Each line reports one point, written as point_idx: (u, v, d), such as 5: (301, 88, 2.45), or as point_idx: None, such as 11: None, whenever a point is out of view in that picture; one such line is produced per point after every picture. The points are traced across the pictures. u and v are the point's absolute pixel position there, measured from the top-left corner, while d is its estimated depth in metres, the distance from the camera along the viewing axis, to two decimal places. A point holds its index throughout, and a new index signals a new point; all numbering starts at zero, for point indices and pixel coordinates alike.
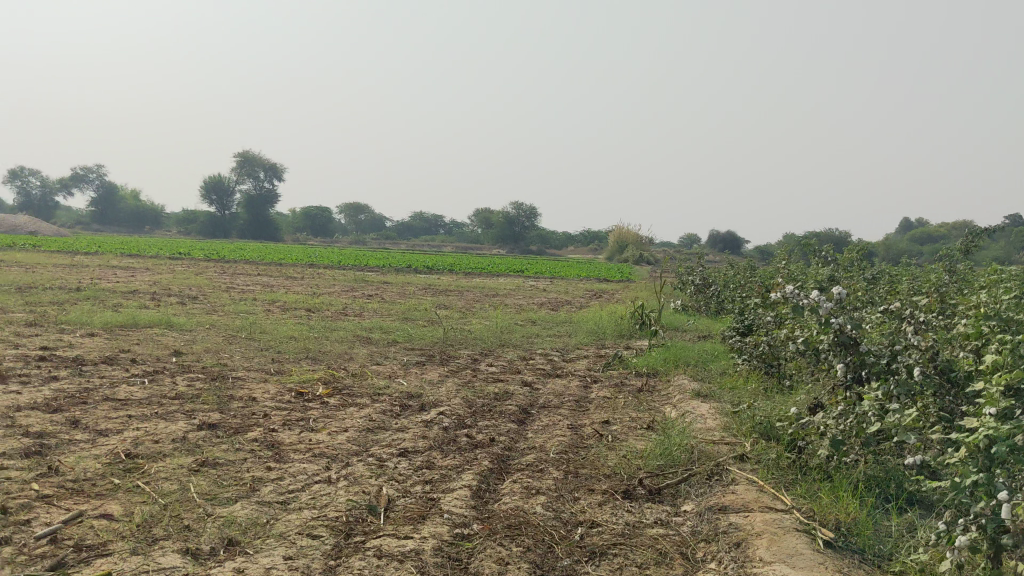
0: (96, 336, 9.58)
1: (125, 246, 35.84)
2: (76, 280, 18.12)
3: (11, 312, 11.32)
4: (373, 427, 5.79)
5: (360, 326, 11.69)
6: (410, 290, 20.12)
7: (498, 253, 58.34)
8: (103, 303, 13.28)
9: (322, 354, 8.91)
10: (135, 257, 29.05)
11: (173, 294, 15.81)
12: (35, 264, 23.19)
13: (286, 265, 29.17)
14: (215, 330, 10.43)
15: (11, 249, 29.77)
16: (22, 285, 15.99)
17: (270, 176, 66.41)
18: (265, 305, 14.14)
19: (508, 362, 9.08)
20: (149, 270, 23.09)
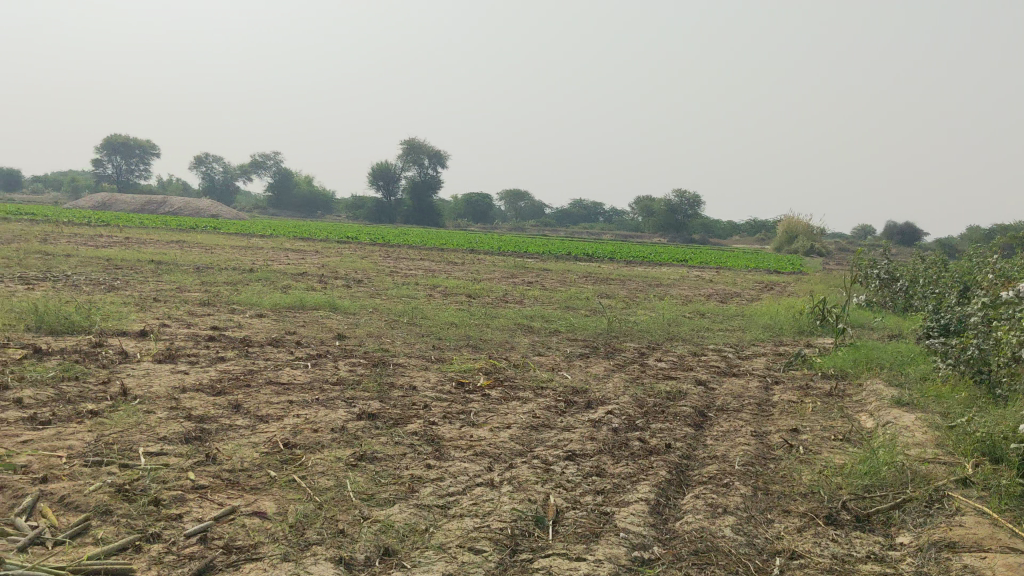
0: (264, 317, 9.66)
1: (298, 230, 37.20)
2: (250, 261, 18.74)
3: (188, 291, 11.66)
4: (537, 425, 5.37)
5: (522, 313, 11.37)
6: (572, 277, 19.72)
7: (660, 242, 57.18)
8: (273, 284, 13.55)
9: (484, 342, 8.62)
10: (307, 240, 30.03)
11: (340, 277, 16.04)
12: (214, 245, 24.26)
13: (449, 250, 29.38)
14: (377, 314, 10.35)
15: (193, 231, 31.36)
16: (200, 265, 16.65)
17: (434, 162, 67.64)
18: (427, 290, 14.07)
19: (679, 359, 8.50)
20: (318, 252, 23.72)
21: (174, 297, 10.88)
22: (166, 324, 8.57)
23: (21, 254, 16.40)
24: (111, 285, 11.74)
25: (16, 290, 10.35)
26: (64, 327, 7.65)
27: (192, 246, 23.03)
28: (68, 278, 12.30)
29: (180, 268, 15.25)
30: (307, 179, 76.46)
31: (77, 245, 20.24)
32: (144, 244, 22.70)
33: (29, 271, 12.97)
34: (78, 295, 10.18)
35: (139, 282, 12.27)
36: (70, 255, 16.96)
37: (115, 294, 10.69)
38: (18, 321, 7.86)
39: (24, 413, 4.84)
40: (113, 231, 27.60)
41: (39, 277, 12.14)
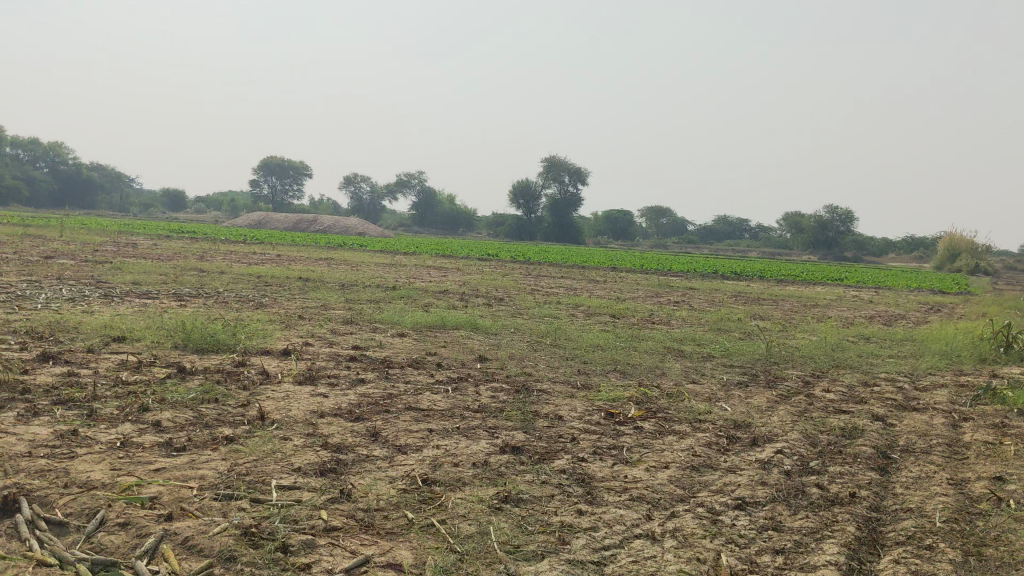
0: (406, 336, 9.45)
1: (441, 247, 37.54)
2: (394, 279, 18.82)
3: (332, 308, 11.64)
4: (699, 466, 4.82)
5: (672, 336, 10.78)
6: (721, 297, 18.87)
7: (810, 259, 54.92)
8: (416, 302, 13.44)
9: (633, 368, 8.10)
10: (449, 257, 30.20)
11: (482, 294, 15.85)
12: (359, 262, 24.65)
13: (590, 267, 28.92)
14: (520, 335, 9.98)
15: (340, 248, 32.05)
16: (346, 282, 16.80)
17: (574, 180, 67.43)
18: (570, 310, 13.63)
19: (848, 391, 7.73)
20: (459, 270, 23.73)
21: (318, 315, 10.85)
22: (309, 344, 8.45)
23: (178, 271, 16.96)
24: (258, 302, 11.86)
25: (168, 307, 10.54)
26: (210, 346, 7.62)
27: (338, 264, 23.45)
28: (220, 294, 12.52)
29: (326, 285, 15.38)
30: (450, 197, 77.71)
31: (231, 262, 20.90)
32: (294, 261, 23.27)
33: (182, 287, 13.31)
34: (226, 312, 10.26)
35: (286, 300, 12.37)
36: (223, 271, 17.44)
37: (261, 311, 10.74)
38: (166, 339, 7.90)
39: (160, 437, 4.68)
40: (264, 248, 28.56)
41: (191, 293, 12.41)
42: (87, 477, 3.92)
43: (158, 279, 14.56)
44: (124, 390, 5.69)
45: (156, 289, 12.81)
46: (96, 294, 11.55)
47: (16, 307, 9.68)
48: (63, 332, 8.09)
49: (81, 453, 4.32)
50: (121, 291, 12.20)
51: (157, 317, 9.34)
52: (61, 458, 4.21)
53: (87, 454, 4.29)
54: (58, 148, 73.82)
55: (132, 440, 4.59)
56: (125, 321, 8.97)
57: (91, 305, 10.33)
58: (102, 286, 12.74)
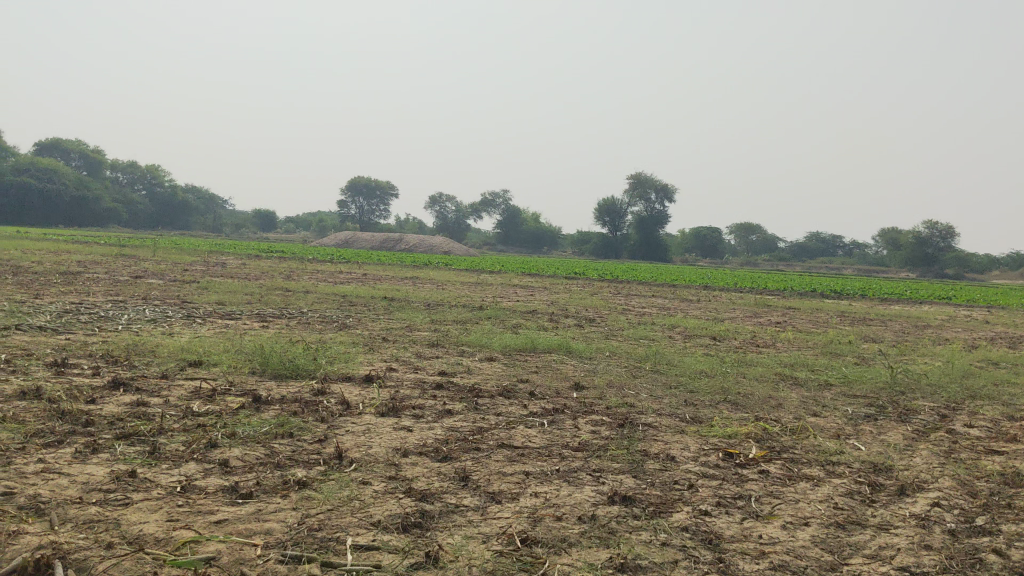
0: (495, 361, 8.84)
1: (527, 265, 37.03)
2: (481, 298, 18.35)
3: (417, 330, 11.16)
4: (844, 522, 4.08)
5: (781, 361, 9.94)
6: (824, 318, 17.78)
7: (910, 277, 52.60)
8: (504, 323, 12.88)
9: (745, 399, 7.33)
10: (535, 276, 29.64)
11: (571, 315, 15.22)
12: (445, 282, 24.31)
13: (681, 285, 27.99)
14: (617, 359, 9.29)
15: (425, 267, 31.82)
16: (432, 302, 16.40)
17: (661, 197, 66.29)
18: (667, 331, 12.86)
19: (994, 426, 6.80)
20: (546, 289, 23.16)
21: (404, 337, 10.37)
22: (392, 368, 7.93)
23: (265, 290, 16.84)
24: (342, 323, 11.47)
25: (250, 328, 10.20)
26: (288, 372, 7.15)
27: (423, 283, 23.15)
28: (304, 315, 12.19)
29: (412, 306, 14.96)
30: (534, 215, 77.39)
31: (317, 282, 20.78)
32: (380, 280, 23.05)
33: (267, 308, 13.04)
34: (309, 334, 9.87)
35: (372, 321, 11.96)
36: (309, 291, 17.26)
37: (345, 333, 10.33)
38: (243, 363, 7.48)
39: (225, 481, 4.16)
40: (351, 267, 28.56)
41: (275, 314, 12.10)
42: (139, 532, 3.42)
43: (243, 299, 14.39)
44: (193, 423, 5.23)
45: (240, 309, 12.57)
46: (180, 314, 11.34)
47: (98, 328, 9.47)
48: (139, 356, 7.76)
49: (137, 500, 3.82)
50: (206, 312, 11.97)
51: (238, 340, 8.97)
52: (115, 505, 3.73)
53: (142, 501, 3.80)
54: (156, 171, 76.31)
55: (195, 484, 4.09)
56: (204, 343, 8.63)
57: (173, 326, 10.07)
58: (187, 307, 12.56)
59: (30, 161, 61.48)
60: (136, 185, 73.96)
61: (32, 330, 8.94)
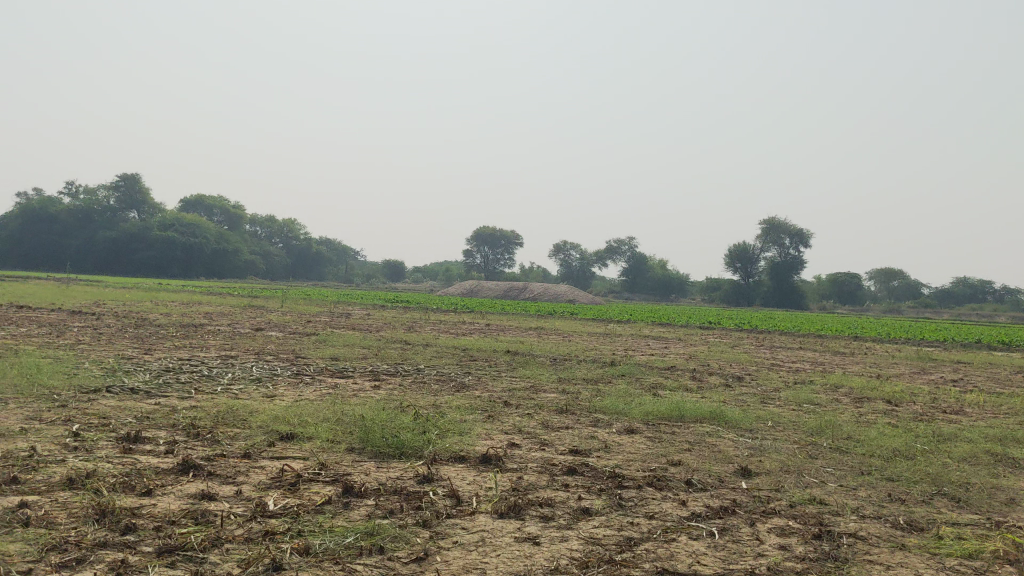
0: (639, 436, 7.41)
1: (658, 314, 35.36)
2: (613, 352, 16.90)
3: (544, 392, 9.83)
4: None
5: (988, 436, 8.10)
6: (1005, 376, 15.54)
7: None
8: (642, 383, 11.43)
9: (967, 495, 5.68)
10: (666, 326, 28.02)
11: (716, 372, 13.64)
12: (572, 333, 23.04)
13: (826, 336, 25.81)
14: (782, 435, 7.73)
15: (551, 317, 30.66)
16: (560, 357, 15.07)
17: (796, 242, 63.31)
18: (831, 394, 11.12)
19: None
20: (682, 340, 21.57)
21: (528, 400, 9.06)
22: (516, 444, 6.59)
23: (383, 343, 15.89)
24: (460, 383, 10.26)
25: (358, 390, 9.08)
26: (392, 450, 5.92)
27: (549, 334, 21.94)
28: (420, 373, 11.06)
29: (538, 361, 13.67)
30: (661, 262, 75.37)
31: (439, 334, 19.87)
32: (506, 332, 21.89)
33: (381, 364, 12.00)
34: (421, 398, 8.67)
35: (493, 380, 10.71)
36: (429, 345, 16.21)
37: (462, 396, 9.11)
38: (341, 436, 6.28)
39: None
40: (475, 317, 27.66)
41: (390, 372, 11.02)
42: None
43: (358, 354, 13.41)
44: (258, 531, 4.06)
45: (352, 366, 11.55)
46: (287, 373, 10.36)
47: (192, 391, 8.53)
48: (227, 426, 6.67)
49: None
50: (315, 369, 10.98)
51: (341, 404, 7.81)
52: None
53: None
54: (291, 224, 78.35)
55: None
56: (303, 409, 7.51)
57: (274, 387, 9.06)
58: (297, 363, 11.63)
59: (174, 216, 63.94)
60: (272, 239, 76.19)
61: (121, 394, 8.04)
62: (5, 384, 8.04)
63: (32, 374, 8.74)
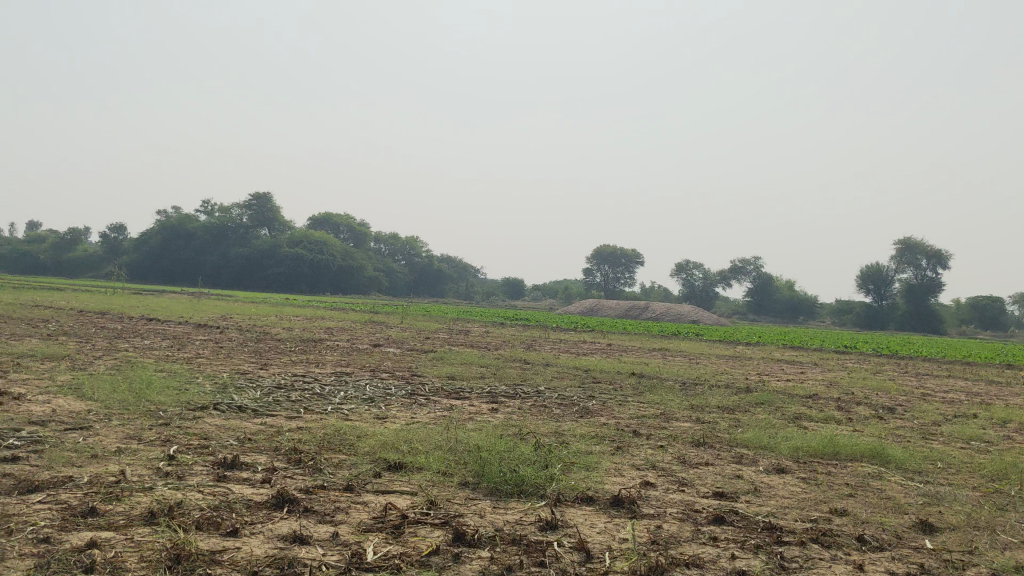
0: (791, 477, 6.47)
1: (786, 337, 33.67)
2: (744, 377, 15.81)
3: (676, 421, 8.95)
4: None
5: None
6: None
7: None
8: (784, 413, 10.38)
9: None
10: (797, 350, 26.48)
11: (864, 402, 12.42)
12: (699, 355, 21.93)
13: (976, 364, 23.78)
14: (960, 480, 6.66)
15: (674, 338, 29.54)
16: (690, 381, 14.08)
17: (934, 263, 59.86)
18: (1003, 430, 9.81)
19: None
20: (818, 366, 20.17)
21: (661, 431, 8.20)
22: (651, 484, 5.78)
23: (502, 363, 15.25)
24: (585, 408, 9.47)
25: (475, 413, 8.43)
26: (510, 487, 5.19)
27: (675, 356, 20.89)
28: (541, 395, 10.36)
29: (666, 386, 12.76)
30: (788, 282, 72.65)
31: (560, 353, 19.13)
32: (629, 353, 20.98)
33: (500, 385, 11.33)
34: (543, 425, 7.96)
35: (619, 406, 9.89)
36: (550, 365, 15.49)
37: (587, 423, 8.33)
38: (455, 468, 5.60)
39: None
40: (595, 337, 26.86)
41: (510, 394, 10.32)
42: None
43: (476, 373, 12.80)
44: None
45: (470, 386, 10.92)
46: (402, 393, 9.79)
47: (300, 409, 8.04)
48: (332, 449, 6.09)
49: None
50: (431, 388, 10.41)
51: (456, 430, 7.17)
52: None
53: None
54: (413, 241, 79.32)
55: None
56: (416, 432, 6.88)
57: (386, 407, 8.51)
58: (412, 381, 11.10)
59: (303, 233, 65.58)
60: (395, 256, 77.34)
61: (228, 413, 7.62)
62: (112, 400, 7.72)
63: (142, 389, 8.44)
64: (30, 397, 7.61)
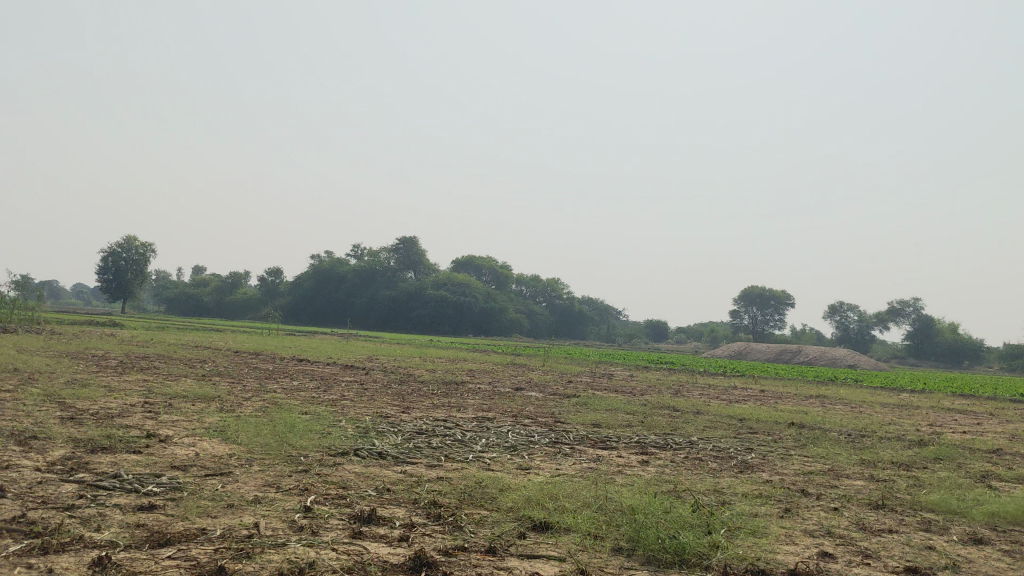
0: (994, 550, 5.61)
1: (956, 383, 31.33)
2: (915, 429, 14.52)
3: (847, 480, 8.12)
4: None
5: None
6: None
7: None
8: (970, 471, 9.30)
9: None
10: (969, 397, 24.49)
11: None
12: (860, 403, 20.54)
13: None
14: None
15: (831, 384, 27.97)
16: (854, 433, 13.03)
17: None
18: None
19: None
20: (997, 416, 18.48)
21: (832, 490, 7.41)
22: (829, 555, 5.10)
23: (649, 409, 14.60)
24: (744, 463, 8.74)
25: (624, 465, 7.88)
26: (669, 556, 4.63)
27: (833, 404, 19.63)
28: (694, 447, 9.68)
29: (831, 438, 11.77)
30: (952, 324, 68.34)
31: (710, 400, 18.26)
32: (784, 400, 19.81)
33: (649, 433, 10.72)
34: (699, 480, 7.32)
35: (781, 461, 9.10)
36: (700, 412, 14.68)
37: (748, 480, 7.63)
38: (607, 530, 5.08)
39: None
40: (746, 382, 25.70)
41: (660, 444, 9.70)
42: None
43: (622, 421, 12.19)
44: None
45: (617, 435, 10.35)
46: (547, 441, 9.33)
47: (441, 456, 7.71)
48: (474, 503, 5.68)
49: None
50: (577, 436, 9.91)
51: (605, 485, 6.64)
52: None
53: None
54: (555, 283, 79.25)
55: None
56: (562, 486, 6.40)
57: (529, 457, 8.06)
58: (556, 428, 10.62)
59: (447, 276, 66.67)
60: (538, 297, 77.57)
61: (368, 460, 7.37)
62: (254, 444, 7.61)
63: (286, 433, 8.32)
64: (177, 440, 7.60)
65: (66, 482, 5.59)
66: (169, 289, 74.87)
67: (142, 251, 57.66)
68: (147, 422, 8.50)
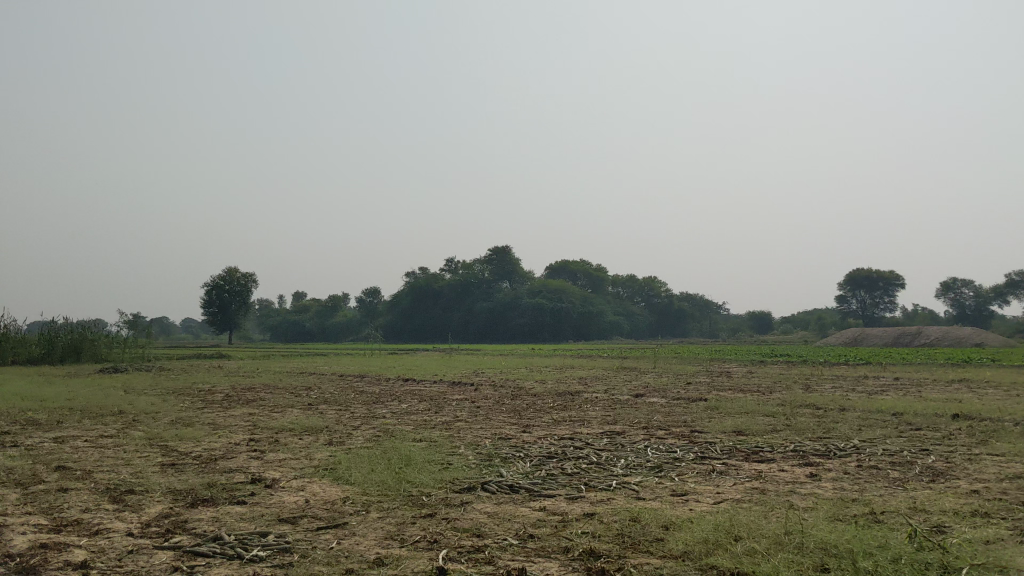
0: None
1: None
2: None
3: None
4: None
5: None
6: None
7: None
8: None
9: None
10: None
11: None
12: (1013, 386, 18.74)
13: None
14: None
15: (969, 366, 26.02)
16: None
17: None
18: None
19: None
20: None
21: None
22: None
23: (788, 410, 13.30)
24: (931, 470, 7.45)
25: (794, 482, 6.72)
26: None
27: (984, 388, 17.92)
28: (862, 452, 8.43)
29: (1010, 430, 10.26)
30: None
31: (847, 393, 16.83)
32: (928, 388, 18.17)
33: (802, 439, 9.50)
34: (890, 496, 6.13)
35: (972, 463, 7.79)
36: (846, 409, 13.29)
37: (949, 491, 6.38)
38: None
39: None
40: (875, 371, 24.04)
41: (822, 451, 8.48)
42: None
43: (765, 425, 10.95)
44: None
45: (767, 443, 9.16)
46: (693, 457, 8.21)
47: (580, 486, 6.71)
48: (639, 550, 4.65)
49: None
50: (724, 449, 8.76)
51: (785, 512, 5.54)
52: None
53: None
54: (653, 282, 77.62)
55: None
56: (736, 519, 5.31)
57: (681, 479, 6.97)
58: (698, 440, 9.49)
59: (544, 283, 65.90)
60: (634, 297, 76.57)
61: (498, 495, 6.43)
62: (369, 483, 6.75)
63: (402, 468, 7.44)
64: (284, 484, 6.79)
65: (160, 550, 4.80)
66: (272, 317, 76.01)
67: (245, 281, 58.38)
68: (253, 464, 7.75)
